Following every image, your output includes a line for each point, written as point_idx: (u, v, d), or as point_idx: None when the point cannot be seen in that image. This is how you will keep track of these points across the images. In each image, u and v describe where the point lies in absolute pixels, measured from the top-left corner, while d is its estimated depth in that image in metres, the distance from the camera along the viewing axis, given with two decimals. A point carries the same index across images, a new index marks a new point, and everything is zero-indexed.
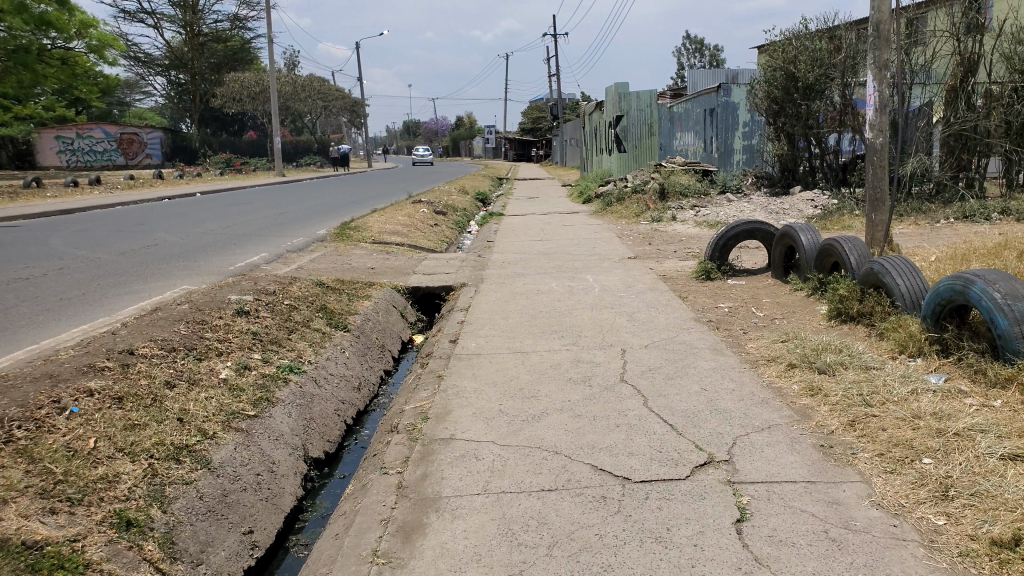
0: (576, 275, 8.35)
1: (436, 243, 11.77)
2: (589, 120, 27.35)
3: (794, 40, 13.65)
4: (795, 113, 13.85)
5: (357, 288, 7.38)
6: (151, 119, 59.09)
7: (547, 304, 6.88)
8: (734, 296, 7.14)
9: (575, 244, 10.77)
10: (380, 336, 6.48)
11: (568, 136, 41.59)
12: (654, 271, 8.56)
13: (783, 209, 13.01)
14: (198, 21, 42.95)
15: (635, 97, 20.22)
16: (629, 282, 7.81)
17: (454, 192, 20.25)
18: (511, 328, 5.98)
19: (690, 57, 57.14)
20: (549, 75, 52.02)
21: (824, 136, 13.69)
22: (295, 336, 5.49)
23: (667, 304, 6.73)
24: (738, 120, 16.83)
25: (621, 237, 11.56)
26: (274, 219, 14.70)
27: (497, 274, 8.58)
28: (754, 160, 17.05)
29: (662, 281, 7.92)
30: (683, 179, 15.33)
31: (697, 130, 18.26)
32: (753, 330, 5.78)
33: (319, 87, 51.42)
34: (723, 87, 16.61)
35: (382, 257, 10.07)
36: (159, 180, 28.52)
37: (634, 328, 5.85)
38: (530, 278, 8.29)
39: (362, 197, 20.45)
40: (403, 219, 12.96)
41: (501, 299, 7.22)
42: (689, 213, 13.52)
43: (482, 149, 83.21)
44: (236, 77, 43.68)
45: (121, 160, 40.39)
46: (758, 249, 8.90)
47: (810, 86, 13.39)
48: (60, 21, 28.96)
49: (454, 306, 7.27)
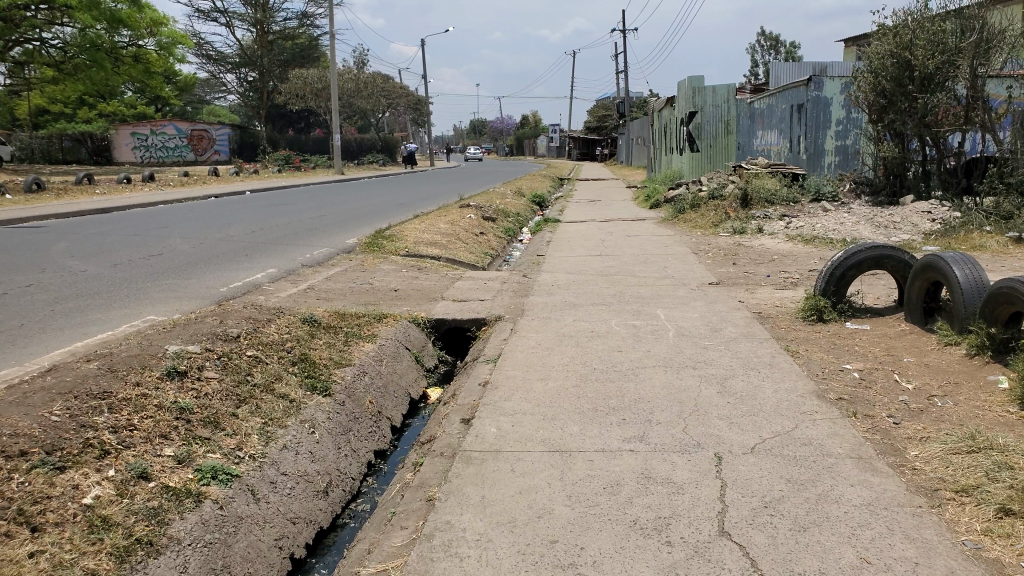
0: (644, 310, 6.56)
1: (480, 256, 10.11)
2: (659, 118, 25.24)
3: (912, 22, 11.46)
4: (909, 109, 11.59)
5: (360, 324, 5.74)
6: (222, 116, 59.38)
7: (604, 355, 5.12)
8: (861, 353, 5.25)
9: (644, 263, 8.95)
10: (379, 398, 4.84)
11: (636, 136, 39.48)
12: (745, 305, 6.69)
13: (894, 221, 10.95)
14: (268, 19, 42.35)
15: (712, 92, 18.30)
16: (712, 323, 5.98)
17: (510, 194, 18.62)
18: (554, 401, 4.23)
19: (765, 53, 53.78)
20: (618, 73, 50.03)
21: (945, 135, 11.39)
22: (244, 412, 3.82)
23: (771, 363, 4.90)
24: (830, 116, 14.66)
25: (699, 254, 9.67)
26: (306, 221, 13.35)
27: (544, 304, 6.85)
28: (849, 163, 14.84)
29: (758, 322, 6.06)
30: (768, 182, 13.31)
31: (782, 127, 16.10)
32: (908, 420, 3.92)
33: (382, 85, 50.55)
34: (814, 79, 14.53)
35: (411, 275, 8.46)
36: (215, 177, 27.71)
37: (728, 408, 4.06)
38: (585, 312, 6.53)
39: (412, 197, 18.91)
40: (443, 226, 11.33)
41: (544, 343, 5.49)
42: (778, 224, 11.56)
43: (547, 147, 81.37)
44: (297, 73, 42.66)
45: (191, 156, 39.63)
46: (878, 280, 6.97)
47: (929, 76, 11.20)
48: (132, 19, 28.54)
49: (481, 351, 5.59)
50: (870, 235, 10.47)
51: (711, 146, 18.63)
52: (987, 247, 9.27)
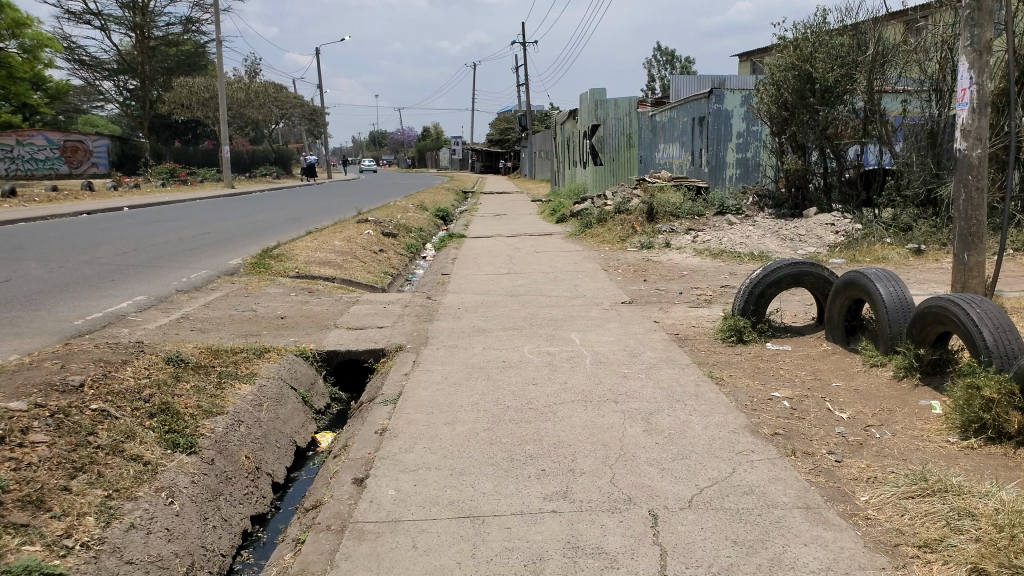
0: (557, 333, 6.12)
1: (380, 275, 9.44)
2: (560, 131, 25.18)
3: (811, 35, 11.73)
4: (810, 121, 11.86)
5: (238, 361, 5.02)
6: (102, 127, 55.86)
7: (516, 389, 4.62)
8: (786, 379, 4.96)
9: (554, 281, 8.52)
10: (259, 453, 4.16)
11: (538, 149, 39.44)
12: (661, 326, 6.36)
13: (796, 234, 11.04)
14: (149, 24, 40.08)
15: (614, 105, 18.29)
16: (629, 348, 5.59)
17: (412, 208, 17.97)
18: (464, 450, 3.69)
19: (660, 69, 54.98)
20: (517, 86, 50.17)
21: (844, 148, 11.79)
22: (81, 485, 3.15)
23: (695, 393, 4.53)
24: (730, 130, 14.77)
25: (608, 270, 9.36)
26: (187, 240, 12.30)
27: (449, 330, 6.30)
28: (749, 175, 15.06)
29: (677, 345, 5.70)
30: (672, 196, 13.25)
31: (683, 140, 16.17)
32: (849, 456, 3.62)
33: (276, 95, 48.74)
34: (714, 92, 14.53)
35: (302, 299, 7.74)
36: (90, 192, 25.67)
37: (657, 450, 3.63)
38: (494, 337, 6.03)
39: (307, 213, 17.93)
40: (339, 244, 10.60)
41: (450, 376, 4.94)
42: (685, 238, 11.45)
43: (450, 160, 80.79)
44: (183, 82, 40.59)
45: (65, 169, 36.88)
46: (794, 299, 6.83)
47: (828, 89, 11.50)
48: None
49: (379, 387, 4.99)
50: (776, 249, 10.47)
51: (614, 160, 18.62)
52: (889, 259, 9.63)
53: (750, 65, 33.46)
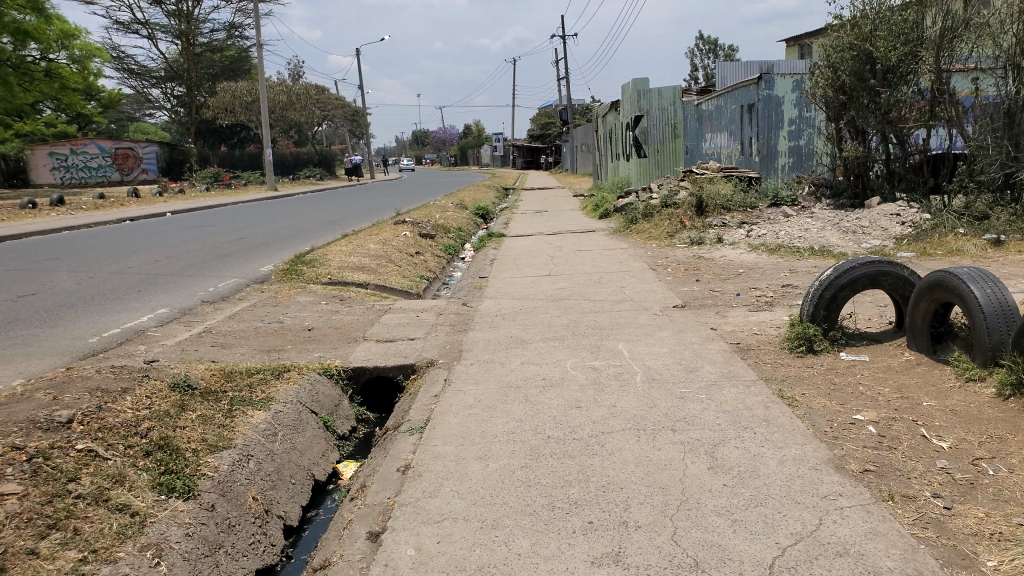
0: (604, 345, 5.57)
1: (415, 280, 9.00)
2: (603, 124, 24.52)
3: (873, 13, 10.92)
4: (871, 105, 11.08)
5: (252, 384, 4.59)
6: (152, 133, 57.07)
7: (557, 414, 4.09)
8: (867, 396, 4.33)
9: (599, 284, 7.95)
10: (271, 492, 3.66)
11: (580, 143, 38.81)
12: (719, 334, 5.76)
13: (858, 225, 10.27)
14: (193, 31, 40.35)
15: (657, 95, 17.60)
16: (685, 362, 5.01)
17: (451, 207, 17.56)
18: (495, 493, 3.17)
19: (703, 58, 53.47)
20: (558, 81, 49.60)
21: (909, 132, 10.91)
22: (52, 546, 2.61)
23: (765, 419, 3.93)
24: (782, 117, 14.01)
25: (656, 269, 8.75)
26: (223, 245, 12.06)
27: (485, 342, 5.80)
28: (803, 163, 14.19)
29: (739, 358, 5.11)
30: (723, 188, 12.55)
31: (732, 129, 15.42)
32: (961, 502, 3.00)
33: (318, 98, 48.97)
34: (765, 78, 13.84)
35: (332, 308, 7.34)
36: (136, 199, 25.88)
37: (726, 495, 3.07)
38: (534, 350, 5.50)
39: (345, 215, 17.60)
40: (373, 247, 10.19)
41: (484, 397, 4.43)
42: (738, 233, 10.76)
43: (492, 157, 80.48)
44: (226, 87, 40.82)
45: (116, 175, 37.49)
46: (868, 303, 6.14)
47: (891, 69, 10.69)
48: (41, 32, 27.33)
49: (406, 412, 4.50)
50: (838, 242, 9.71)
51: (658, 152, 17.93)
52: (965, 251, 8.82)
53: (800, 50, 32.28)
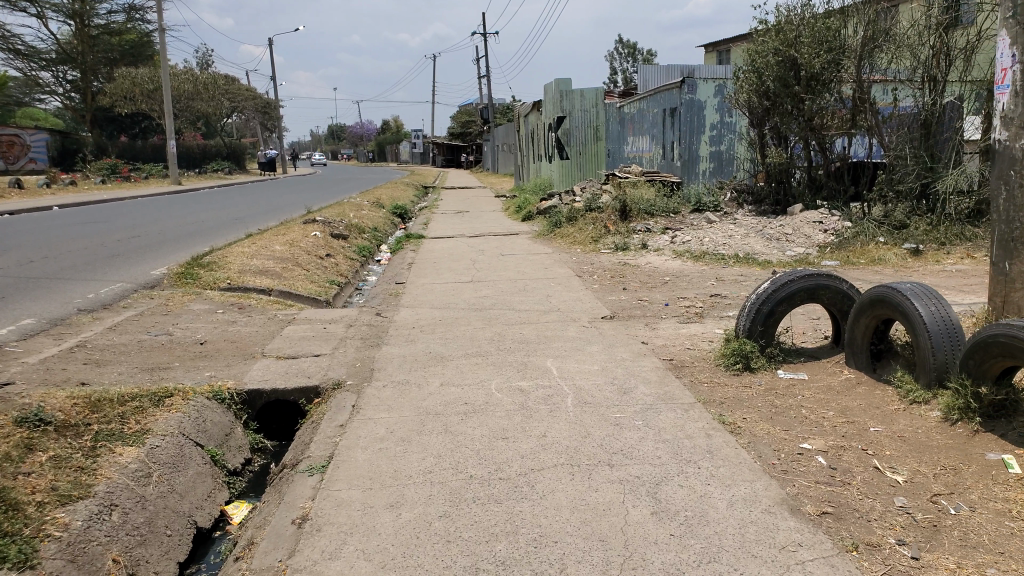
0: (529, 361, 5.15)
1: (326, 286, 8.38)
2: (524, 125, 24.18)
3: (797, 17, 10.85)
4: (792, 111, 11.05)
5: (126, 413, 3.96)
6: (44, 120, 53.56)
7: (480, 447, 3.64)
8: (811, 422, 4.06)
9: (522, 291, 7.55)
10: (138, 549, 3.11)
11: (499, 141, 38.57)
12: (650, 349, 5.43)
13: (779, 232, 10.23)
14: (89, 12, 38.25)
15: (579, 96, 17.34)
16: (617, 381, 4.64)
17: (367, 206, 16.86)
18: (408, 556, 2.69)
19: (621, 61, 54.11)
20: (479, 79, 49.30)
21: (830, 139, 10.99)
22: None
23: (707, 450, 3.59)
24: (703, 122, 13.91)
25: (582, 277, 8.42)
26: (113, 244, 11.09)
27: (400, 359, 5.30)
28: (723, 169, 14.09)
29: (674, 377, 4.78)
30: (646, 193, 12.40)
31: (654, 133, 15.29)
32: (928, 549, 2.70)
33: (227, 89, 46.96)
34: (687, 82, 13.80)
35: (232, 319, 6.68)
36: (21, 191, 23.95)
37: (675, 548, 2.69)
38: (455, 368, 5.03)
39: (254, 212, 16.63)
40: (279, 248, 9.49)
41: (397, 427, 3.94)
42: (662, 239, 10.57)
43: (410, 154, 79.50)
44: (126, 74, 38.54)
45: (0, 166, 34.72)
46: (805, 317, 5.97)
47: (815, 76, 10.66)
48: None
49: (307, 445, 3.95)
50: (761, 250, 9.62)
51: (579, 154, 17.73)
52: (886, 260, 8.86)
53: (717, 56, 32.96)
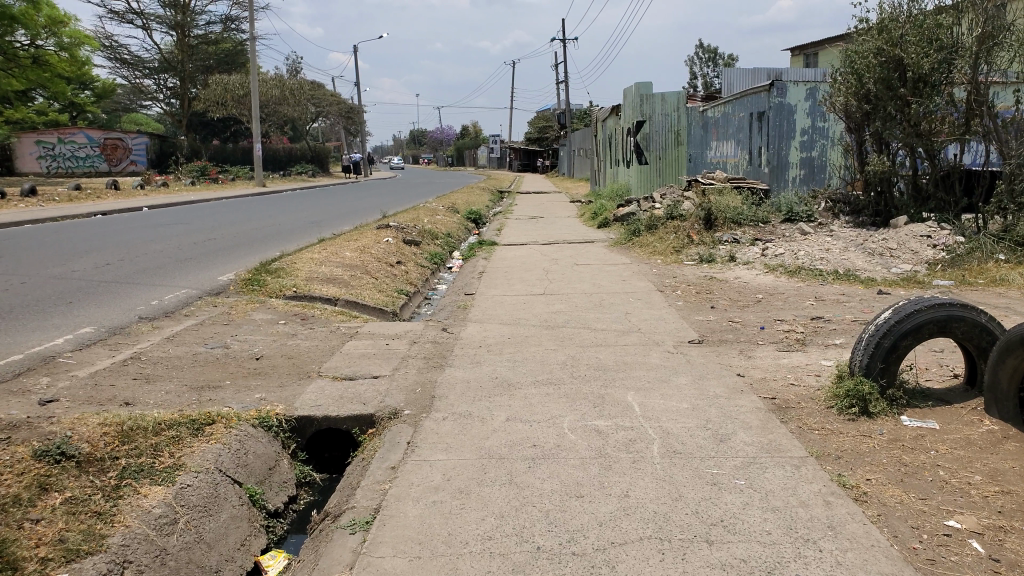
0: (609, 393, 4.56)
1: (393, 295, 7.99)
2: (603, 129, 23.47)
3: (906, 16, 9.89)
4: (897, 116, 9.96)
5: (160, 444, 3.54)
6: (140, 122, 55.82)
7: (550, 506, 3.08)
8: (953, 490, 3.34)
9: (601, 308, 6.95)
10: None
11: (578, 146, 37.93)
12: (749, 385, 4.77)
13: (884, 246, 9.29)
14: (189, 23, 39.36)
15: (661, 99, 16.64)
16: (712, 427, 4.02)
17: (442, 211, 16.53)
18: None
19: (706, 66, 52.39)
20: (559, 84, 48.70)
21: (940, 148, 9.66)
22: None
23: (829, 525, 2.95)
24: (795, 126, 13.03)
25: (665, 292, 7.76)
26: (187, 247, 11.03)
27: (465, 384, 4.79)
28: (814, 177, 13.27)
29: (778, 422, 4.12)
30: (734, 200, 11.60)
31: (739, 138, 14.42)
32: None
33: (311, 93, 47.84)
34: (776, 85, 12.87)
35: (291, 331, 6.32)
36: (113, 190, 24.71)
37: None
38: (524, 398, 4.49)
39: (328, 215, 16.51)
40: (348, 255, 9.17)
41: (455, 474, 3.43)
42: (752, 250, 9.77)
43: (488, 159, 79.59)
44: (216, 78, 39.62)
45: (104, 167, 36.31)
46: (925, 351, 5.17)
47: (923, 78, 9.61)
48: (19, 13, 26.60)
49: (353, 491, 3.48)
50: (864, 266, 8.73)
51: (659, 158, 17.04)
52: (1012, 281, 7.85)
53: (804, 57, 31.68)
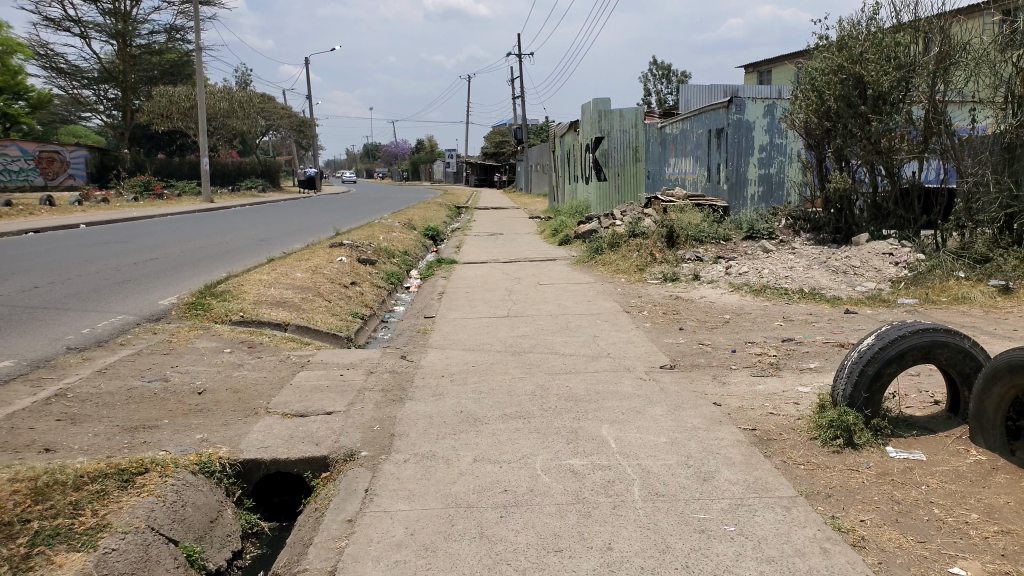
0: (581, 427, 4.29)
1: (349, 319, 7.61)
2: (560, 145, 23.40)
3: (866, 33, 9.96)
4: (858, 133, 10.03)
5: (82, 501, 3.24)
6: (81, 135, 54.08)
7: (527, 564, 2.84)
8: (951, 530, 3.14)
9: (567, 332, 6.69)
10: None
11: (535, 162, 37.92)
12: (727, 416, 4.55)
13: (846, 263, 9.25)
14: (131, 32, 38.47)
15: (619, 116, 16.60)
16: (691, 465, 3.77)
17: (398, 228, 16.16)
18: None
19: (658, 84, 52.95)
20: (514, 100, 48.71)
21: (900, 165, 9.74)
22: None
23: None
24: (752, 143, 12.98)
25: (631, 313, 7.54)
26: (126, 267, 10.49)
27: (427, 420, 4.46)
28: (772, 194, 13.28)
29: (760, 457, 3.90)
30: (694, 217, 11.51)
31: (698, 155, 14.39)
32: None
33: (262, 108, 46.96)
34: (735, 101, 12.77)
35: (237, 361, 5.91)
36: (50, 207, 23.69)
37: None
38: (492, 435, 4.18)
39: (278, 233, 15.99)
40: (300, 276, 8.78)
41: (418, 528, 3.16)
42: (714, 269, 9.66)
43: (443, 174, 79.28)
44: (162, 91, 38.56)
45: (40, 181, 34.74)
46: (904, 377, 5.00)
47: (883, 96, 9.69)
48: None
49: (304, 549, 3.17)
50: (828, 284, 8.67)
51: (618, 175, 16.97)
52: (974, 299, 7.84)
53: (758, 75, 32.20)
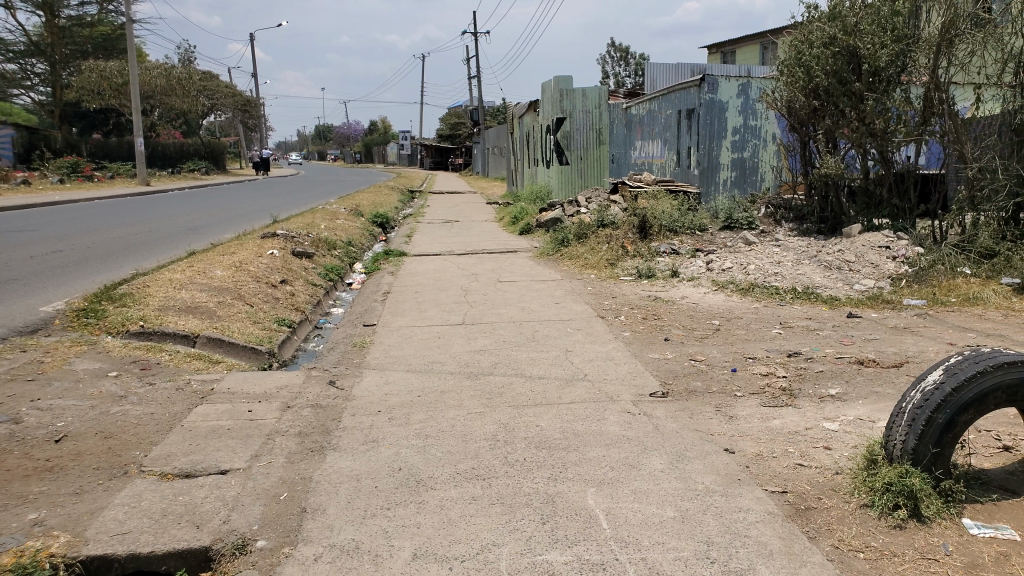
0: (560, 495, 3.21)
1: (276, 328, 6.41)
2: (519, 126, 22.26)
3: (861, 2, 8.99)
4: (851, 113, 9.10)
5: None
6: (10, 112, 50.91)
7: None
8: None
9: (534, 345, 5.58)
10: None
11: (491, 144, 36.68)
12: (748, 471, 3.51)
13: (839, 257, 8.35)
14: (61, 4, 35.98)
15: (580, 95, 15.55)
16: (713, 560, 2.73)
17: (346, 215, 14.89)
18: None
19: (616, 66, 52.02)
20: (469, 79, 47.26)
21: (895, 148, 8.84)
22: None
23: None
24: (725, 126, 11.96)
25: (606, 318, 6.47)
26: (18, 262, 9.02)
27: (353, 486, 3.32)
28: (746, 181, 12.28)
29: (805, 543, 2.86)
30: (668, 205, 10.50)
31: (666, 138, 13.39)
32: None
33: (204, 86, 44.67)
34: (707, 80, 11.74)
35: (121, 390, 4.67)
36: None
37: None
38: (439, 510, 3.07)
39: (209, 221, 14.49)
40: (219, 274, 7.52)
41: None
42: (694, 263, 8.67)
43: (397, 156, 77.37)
44: (94, 66, 36.15)
45: None
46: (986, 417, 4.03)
47: (878, 72, 8.77)
48: None
49: None
50: (823, 282, 7.73)
51: (581, 159, 15.94)
52: (986, 299, 6.97)
53: (722, 56, 31.62)
